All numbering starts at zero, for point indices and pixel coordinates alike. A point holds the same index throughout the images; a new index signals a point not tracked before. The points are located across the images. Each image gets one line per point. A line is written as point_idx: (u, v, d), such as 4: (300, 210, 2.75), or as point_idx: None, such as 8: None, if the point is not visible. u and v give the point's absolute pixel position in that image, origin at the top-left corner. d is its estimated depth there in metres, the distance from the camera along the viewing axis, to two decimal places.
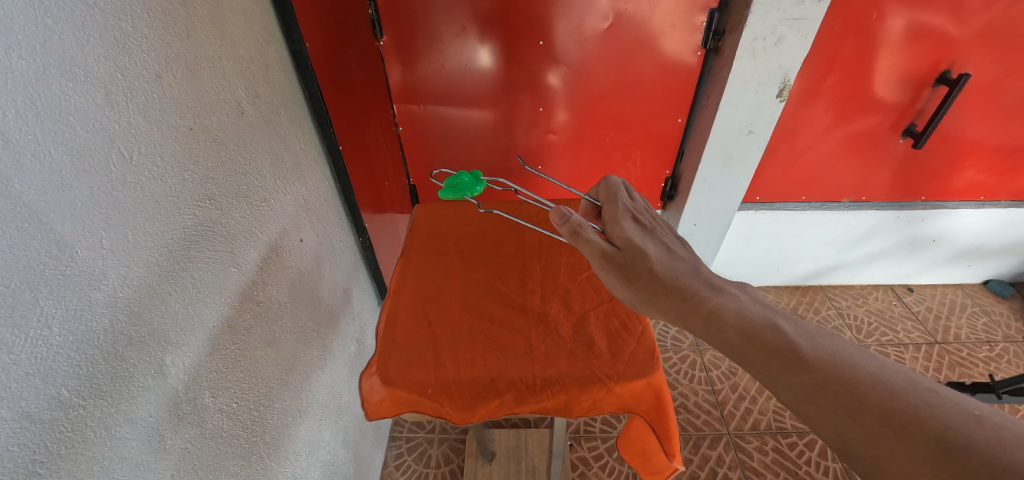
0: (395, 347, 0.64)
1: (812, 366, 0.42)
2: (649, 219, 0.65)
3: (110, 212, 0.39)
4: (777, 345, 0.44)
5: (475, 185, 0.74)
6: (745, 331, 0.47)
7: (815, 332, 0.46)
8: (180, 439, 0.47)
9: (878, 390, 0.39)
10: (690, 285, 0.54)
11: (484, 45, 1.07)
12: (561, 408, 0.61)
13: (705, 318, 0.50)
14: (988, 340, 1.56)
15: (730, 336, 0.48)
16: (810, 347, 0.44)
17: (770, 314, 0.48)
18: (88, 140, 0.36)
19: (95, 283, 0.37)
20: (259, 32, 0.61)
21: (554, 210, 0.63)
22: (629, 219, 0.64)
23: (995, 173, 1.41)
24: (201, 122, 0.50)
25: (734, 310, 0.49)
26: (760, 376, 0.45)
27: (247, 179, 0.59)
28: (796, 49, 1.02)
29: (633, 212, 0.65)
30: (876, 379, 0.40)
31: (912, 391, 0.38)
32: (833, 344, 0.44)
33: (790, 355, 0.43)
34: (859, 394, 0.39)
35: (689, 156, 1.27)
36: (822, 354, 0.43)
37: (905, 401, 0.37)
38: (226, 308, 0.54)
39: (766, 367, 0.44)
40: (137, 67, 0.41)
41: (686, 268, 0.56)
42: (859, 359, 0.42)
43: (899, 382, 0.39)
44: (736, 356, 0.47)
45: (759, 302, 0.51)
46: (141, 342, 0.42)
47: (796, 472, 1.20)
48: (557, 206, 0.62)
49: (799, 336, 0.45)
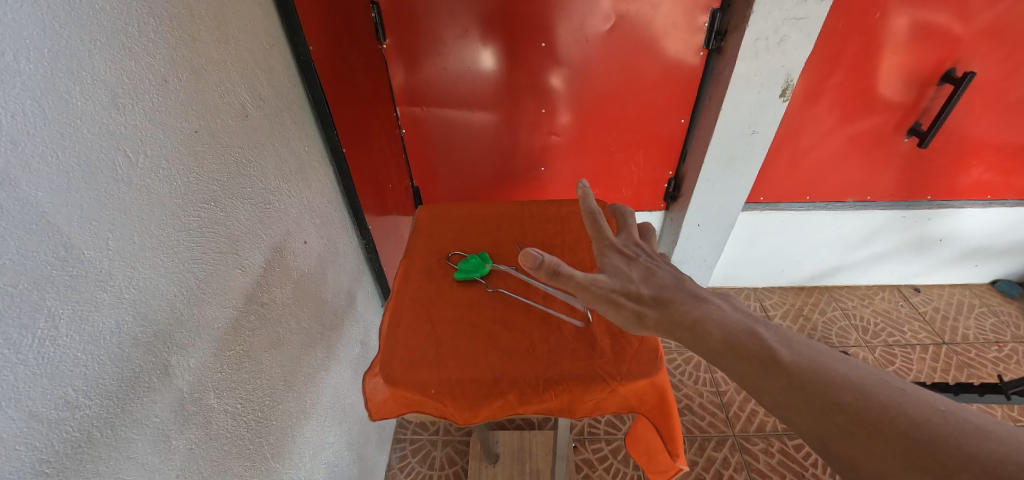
0: (398, 346, 0.64)
1: (788, 370, 0.42)
2: (635, 246, 0.65)
3: (116, 214, 0.39)
4: (756, 352, 0.44)
5: (484, 266, 0.75)
6: (728, 340, 0.46)
7: (793, 339, 0.46)
8: (186, 440, 0.47)
9: (850, 391, 0.39)
10: (675, 298, 0.53)
11: (487, 48, 1.08)
12: (564, 408, 0.60)
13: (690, 330, 0.49)
14: (997, 341, 1.54)
15: (714, 345, 0.47)
16: (787, 352, 0.44)
17: (752, 323, 0.48)
18: (94, 143, 0.37)
19: (102, 284, 0.38)
20: (262, 35, 0.62)
21: (523, 253, 0.57)
22: (615, 251, 0.63)
23: (1001, 171, 1.39)
24: (206, 124, 0.50)
25: (717, 320, 0.49)
26: (742, 385, 0.45)
27: (252, 182, 0.59)
28: (799, 49, 1.01)
29: (619, 240, 0.66)
30: (848, 381, 0.39)
31: (881, 389, 0.38)
32: (808, 349, 0.44)
33: (769, 361, 0.43)
34: (832, 395, 0.39)
35: (692, 157, 1.26)
36: (798, 359, 0.43)
37: (876, 400, 0.37)
38: (231, 310, 0.54)
39: (746, 373, 0.44)
40: (142, 70, 0.42)
41: (670, 283, 0.56)
42: (832, 363, 0.41)
43: (869, 382, 0.39)
44: (721, 364, 0.47)
45: (741, 311, 0.51)
46: (148, 342, 0.42)
47: (803, 473, 1.19)
48: (525, 250, 0.56)
49: (777, 343, 0.45)
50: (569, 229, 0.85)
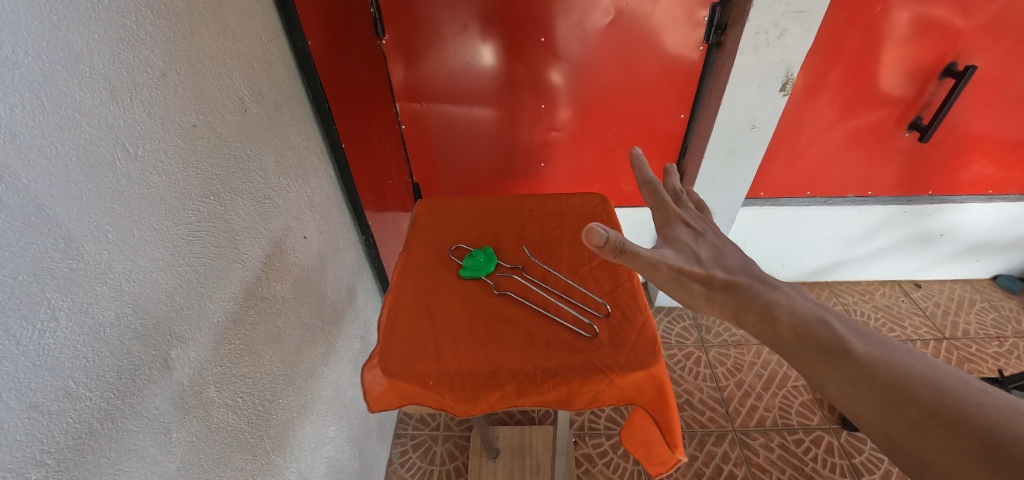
0: (397, 339, 0.64)
1: (859, 360, 0.42)
2: (701, 224, 0.65)
3: (115, 207, 0.39)
4: (826, 340, 0.44)
5: (490, 264, 0.75)
6: (796, 326, 0.47)
7: (867, 332, 0.45)
8: (186, 433, 0.47)
9: (927, 387, 0.38)
10: (745, 282, 0.54)
11: (487, 44, 1.08)
12: (563, 400, 0.61)
13: (758, 313, 0.50)
14: (997, 336, 1.54)
15: (781, 331, 0.48)
16: (861, 345, 0.43)
17: (824, 313, 0.47)
18: (93, 136, 0.37)
19: (101, 277, 0.38)
20: (261, 30, 0.62)
21: (586, 230, 0.52)
22: (681, 224, 0.64)
23: (1002, 166, 1.39)
24: (205, 118, 0.50)
25: (787, 306, 0.49)
26: (806, 371, 0.45)
27: (252, 176, 0.59)
28: (799, 43, 1.00)
29: (685, 215, 0.65)
30: (924, 376, 0.39)
31: (962, 389, 0.37)
32: (883, 344, 0.43)
33: (839, 350, 0.43)
34: (905, 389, 0.39)
35: (693, 151, 1.26)
36: (871, 351, 0.42)
37: (954, 398, 0.37)
38: (231, 303, 0.55)
39: (811, 360, 0.44)
40: (141, 64, 0.42)
41: (739, 266, 0.57)
42: (908, 358, 0.41)
43: (948, 381, 0.38)
44: (784, 350, 0.47)
45: (812, 300, 0.51)
46: (147, 335, 0.42)
47: (803, 468, 1.19)
48: (591, 225, 0.51)
49: (851, 335, 0.44)
50: (567, 222, 0.85)
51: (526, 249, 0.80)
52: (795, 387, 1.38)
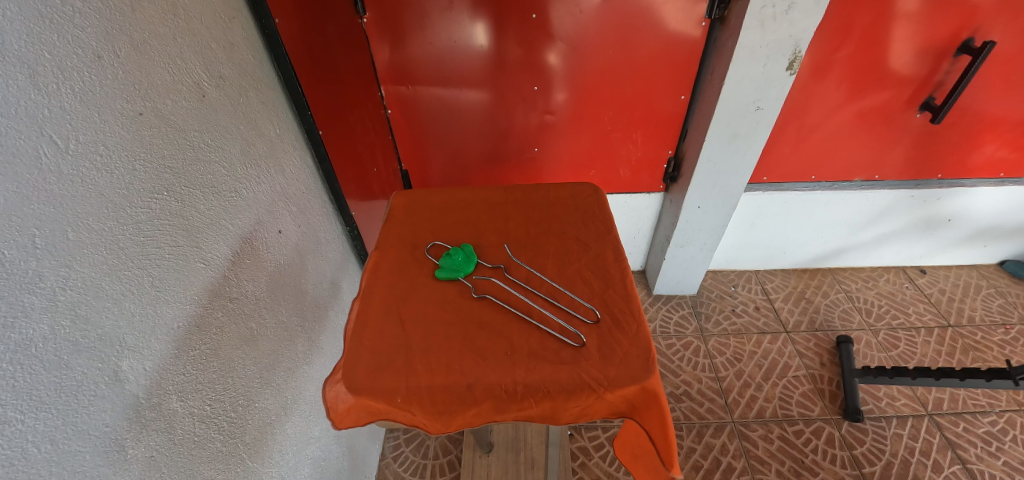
0: (364, 351, 0.60)
1: None
2: None
3: (44, 207, 0.35)
4: None
5: (471, 264, 0.71)
6: None
7: None
8: (144, 448, 0.44)
9: None
10: None
11: (476, 23, 1.02)
12: (546, 415, 0.58)
13: None
14: (1004, 323, 1.50)
15: None
16: None
17: None
18: (12, 128, 0.32)
19: (28, 286, 0.33)
20: (219, 6, 0.56)
21: None
22: None
23: (1016, 147, 1.33)
24: (154, 105, 0.46)
25: None
26: None
27: (214, 169, 0.55)
28: (809, 17, 0.93)
29: None
30: None
31: None
32: None
33: None
34: None
35: (693, 134, 1.20)
36: None
37: None
38: (194, 308, 0.51)
39: None
40: (69, 45, 0.37)
41: None
42: None
43: None
44: None
45: None
46: (90, 347, 0.38)
47: (803, 460, 1.17)
48: None
49: None
50: (556, 215, 0.81)
51: (508, 247, 0.76)
52: (795, 377, 1.36)
